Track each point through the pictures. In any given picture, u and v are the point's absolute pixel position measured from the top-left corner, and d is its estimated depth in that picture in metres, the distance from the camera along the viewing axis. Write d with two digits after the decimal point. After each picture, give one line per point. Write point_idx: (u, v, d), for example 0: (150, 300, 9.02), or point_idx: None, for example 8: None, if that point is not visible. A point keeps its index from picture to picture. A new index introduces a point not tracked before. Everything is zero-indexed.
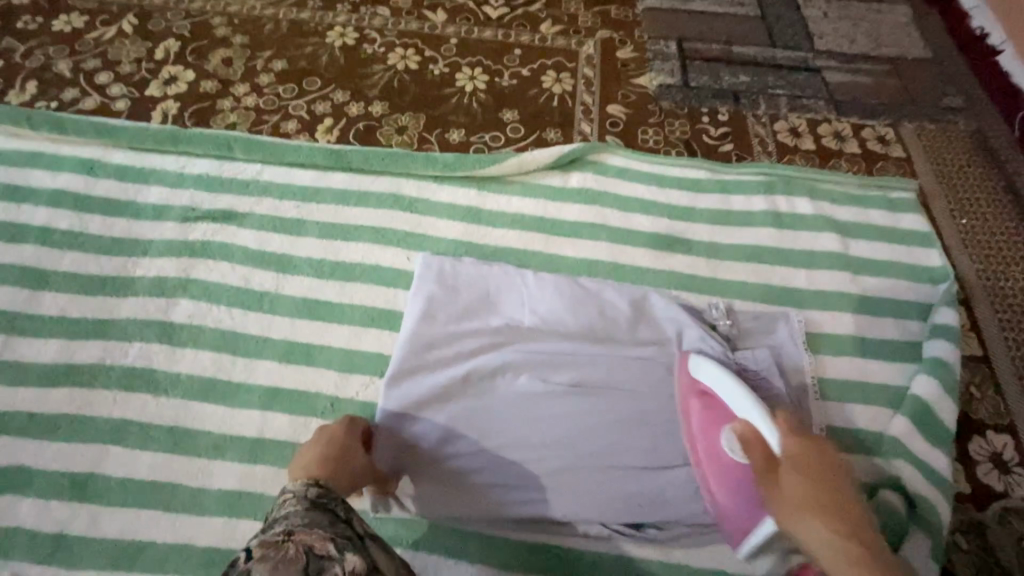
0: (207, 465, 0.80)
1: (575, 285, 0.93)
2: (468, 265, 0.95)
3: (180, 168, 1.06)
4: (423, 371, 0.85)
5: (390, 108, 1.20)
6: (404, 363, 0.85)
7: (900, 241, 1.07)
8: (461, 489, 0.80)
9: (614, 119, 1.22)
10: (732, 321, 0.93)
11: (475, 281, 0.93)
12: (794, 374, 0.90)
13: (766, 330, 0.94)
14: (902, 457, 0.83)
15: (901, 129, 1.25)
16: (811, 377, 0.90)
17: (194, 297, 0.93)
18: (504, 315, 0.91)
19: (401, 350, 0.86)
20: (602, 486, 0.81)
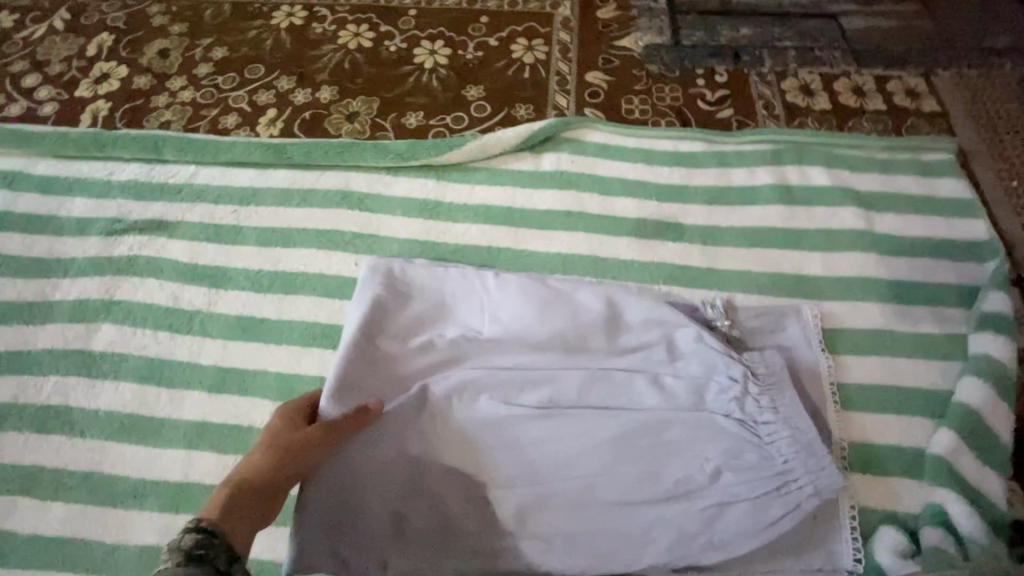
0: (126, 515, 0.70)
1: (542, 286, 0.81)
2: (419, 266, 0.83)
3: (107, 175, 0.96)
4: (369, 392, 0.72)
5: (340, 93, 1.07)
6: (345, 381, 0.70)
7: (936, 213, 0.90)
8: (416, 535, 0.69)
9: (594, 89, 1.07)
10: (733, 322, 0.78)
11: (430, 286, 0.81)
12: (810, 382, 0.75)
13: (774, 329, 0.78)
14: (944, 482, 0.68)
15: (935, 78, 1.06)
16: (830, 384, 0.75)
17: (117, 321, 0.83)
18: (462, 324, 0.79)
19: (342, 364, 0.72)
20: (582, 528, 0.68)
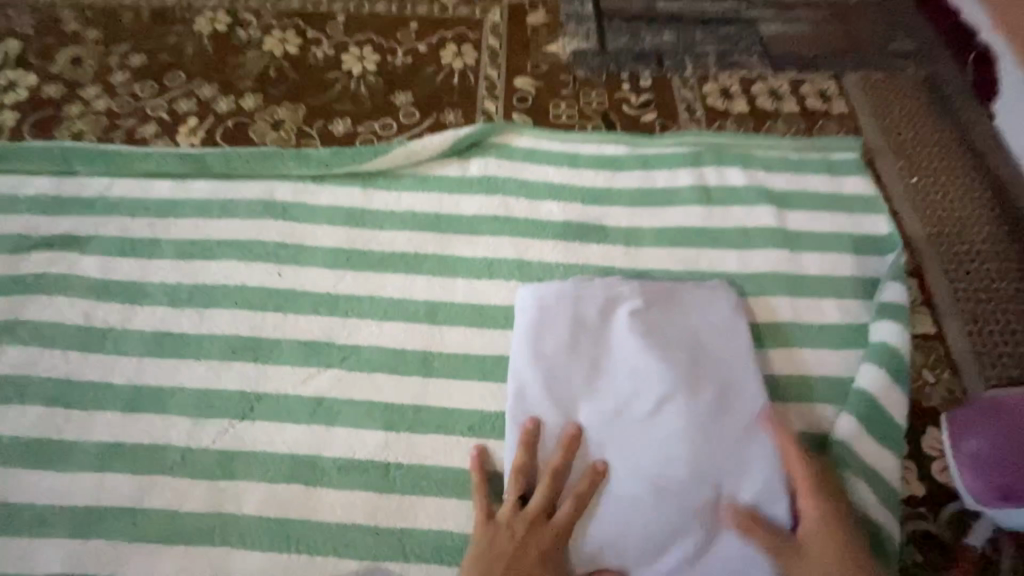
0: (31, 545, 0.67)
1: (689, 349, 0.75)
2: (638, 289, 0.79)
3: (13, 189, 0.92)
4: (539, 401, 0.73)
5: (265, 100, 1.05)
6: (524, 377, 0.74)
7: (842, 209, 0.95)
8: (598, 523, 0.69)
9: (522, 94, 1.08)
10: (664, 323, 0.77)
11: (658, 305, 0.78)
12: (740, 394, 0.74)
13: (712, 339, 0.77)
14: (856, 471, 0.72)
15: (844, 81, 1.12)
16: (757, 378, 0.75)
17: (22, 341, 0.79)
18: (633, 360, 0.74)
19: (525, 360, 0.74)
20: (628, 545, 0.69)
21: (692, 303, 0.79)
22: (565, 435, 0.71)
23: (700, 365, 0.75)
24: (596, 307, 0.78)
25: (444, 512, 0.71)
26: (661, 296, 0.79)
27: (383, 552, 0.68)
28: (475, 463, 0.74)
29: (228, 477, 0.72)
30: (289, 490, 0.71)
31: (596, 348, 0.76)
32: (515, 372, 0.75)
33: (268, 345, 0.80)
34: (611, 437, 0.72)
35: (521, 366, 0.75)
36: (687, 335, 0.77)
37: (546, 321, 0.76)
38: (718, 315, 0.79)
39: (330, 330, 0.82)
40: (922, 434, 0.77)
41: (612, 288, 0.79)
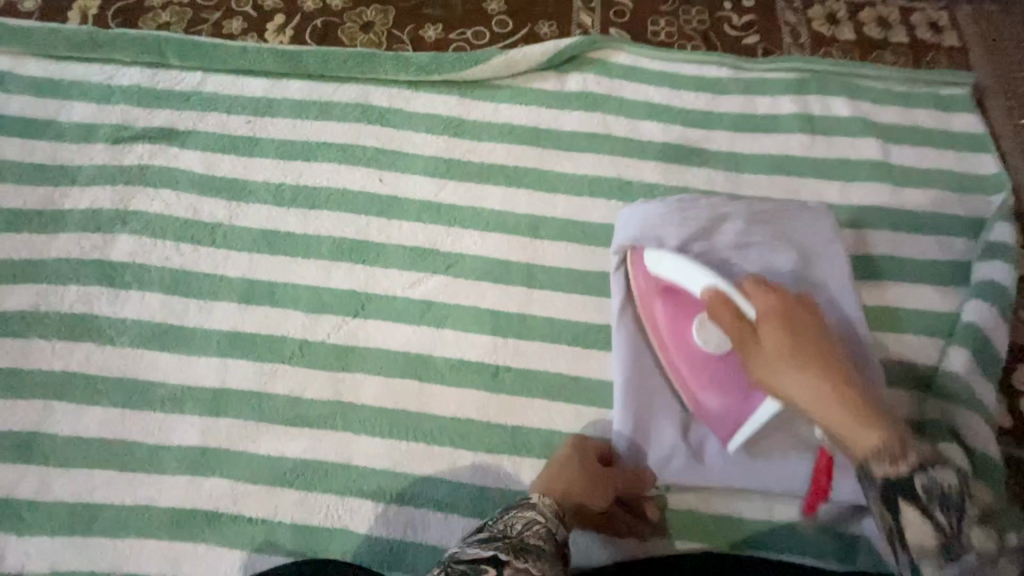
0: (165, 419, 0.71)
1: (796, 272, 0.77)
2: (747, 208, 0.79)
3: (107, 79, 0.90)
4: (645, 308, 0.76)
5: (352, 0, 1.01)
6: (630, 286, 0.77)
7: (949, 147, 0.92)
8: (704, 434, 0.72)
9: (619, 8, 1.03)
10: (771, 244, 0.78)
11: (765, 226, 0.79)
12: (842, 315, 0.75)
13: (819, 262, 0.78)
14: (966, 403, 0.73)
15: (957, 14, 1.06)
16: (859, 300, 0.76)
17: (135, 231, 0.81)
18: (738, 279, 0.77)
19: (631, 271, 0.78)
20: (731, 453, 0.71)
21: (800, 222, 0.80)
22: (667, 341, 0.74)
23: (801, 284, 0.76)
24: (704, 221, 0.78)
25: (553, 414, 0.74)
26: (770, 216, 0.79)
27: (495, 446, 0.72)
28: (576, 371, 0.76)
29: (345, 369, 0.74)
30: (404, 385, 0.74)
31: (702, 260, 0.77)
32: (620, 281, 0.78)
33: (375, 249, 0.81)
34: None
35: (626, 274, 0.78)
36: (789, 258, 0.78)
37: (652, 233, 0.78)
38: (826, 237, 0.79)
39: (434, 238, 0.83)
40: (1014, 369, 0.79)
41: (722, 203, 0.79)
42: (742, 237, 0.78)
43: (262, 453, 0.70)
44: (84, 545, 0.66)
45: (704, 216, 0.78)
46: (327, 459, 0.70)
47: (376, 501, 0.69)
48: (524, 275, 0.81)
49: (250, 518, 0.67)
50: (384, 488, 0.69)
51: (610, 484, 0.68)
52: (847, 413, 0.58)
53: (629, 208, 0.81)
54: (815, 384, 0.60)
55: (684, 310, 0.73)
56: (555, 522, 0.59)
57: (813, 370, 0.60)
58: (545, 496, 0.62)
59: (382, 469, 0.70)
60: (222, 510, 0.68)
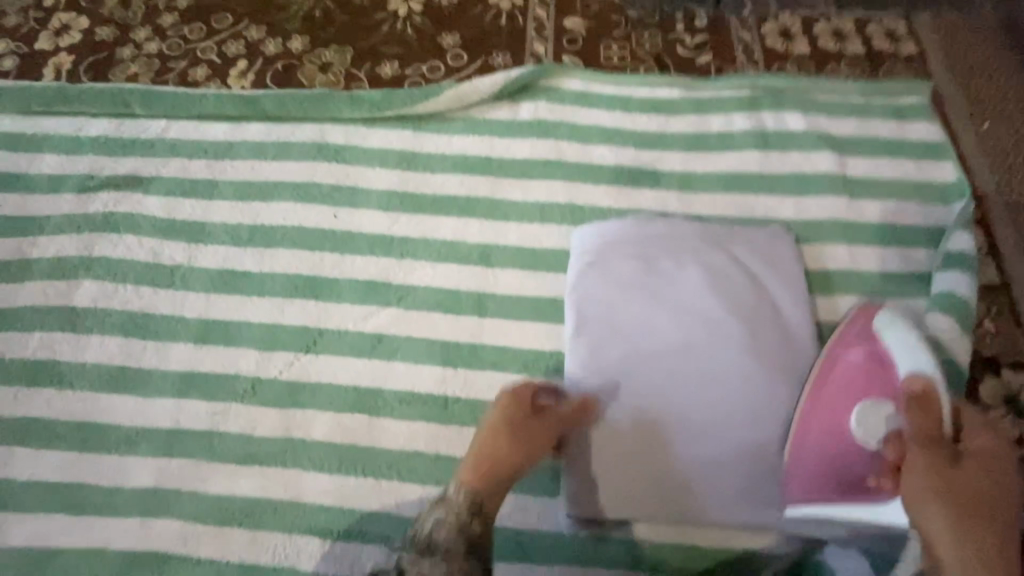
0: (119, 461, 0.72)
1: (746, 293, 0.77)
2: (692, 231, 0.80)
3: (77, 131, 0.94)
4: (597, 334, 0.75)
5: (312, 43, 1.04)
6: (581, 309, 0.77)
7: (907, 156, 0.91)
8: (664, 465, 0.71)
9: (572, 36, 1.05)
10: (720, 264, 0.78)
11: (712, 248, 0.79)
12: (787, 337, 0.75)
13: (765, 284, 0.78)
14: None
15: (914, 22, 1.06)
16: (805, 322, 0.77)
17: (98, 276, 0.83)
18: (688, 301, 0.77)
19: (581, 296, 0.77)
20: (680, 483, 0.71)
21: (748, 247, 0.80)
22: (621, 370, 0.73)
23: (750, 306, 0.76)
24: (649, 246, 0.79)
25: None
26: (714, 237, 0.80)
27: (444, 478, 0.72)
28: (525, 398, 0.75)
29: (296, 405, 0.75)
30: (354, 419, 0.74)
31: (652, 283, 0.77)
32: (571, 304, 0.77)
33: (327, 284, 0.83)
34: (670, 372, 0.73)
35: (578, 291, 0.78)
36: (742, 278, 0.77)
37: (599, 256, 0.79)
38: (774, 258, 0.79)
39: (386, 270, 0.84)
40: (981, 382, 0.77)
41: (666, 228, 0.81)
42: (694, 258, 0.78)
43: (213, 493, 0.71)
44: None
45: (653, 238, 0.80)
46: (277, 497, 0.70)
47: (323, 539, 0.69)
48: (474, 304, 0.81)
49: (199, 560, 0.68)
50: (332, 525, 0.69)
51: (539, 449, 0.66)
52: (964, 523, 0.54)
53: (582, 234, 0.82)
54: (954, 522, 0.54)
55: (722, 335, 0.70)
56: (468, 516, 0.61)
57: (970, 521, 0.54)
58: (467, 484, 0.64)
59: (330, 506, 0.70)
60: (172, 552, 0.68)
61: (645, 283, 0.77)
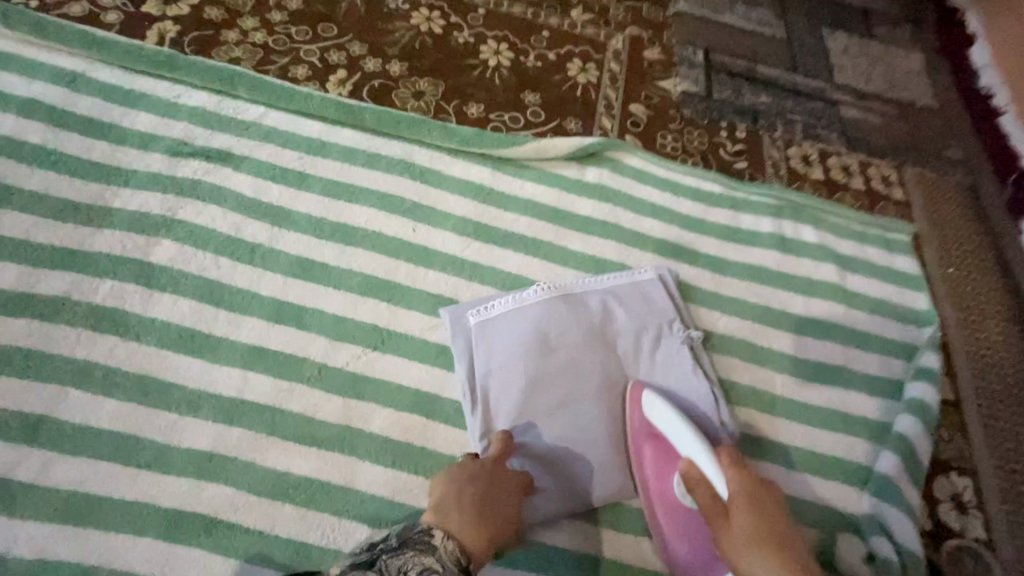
0: (178, 421, 0.74)
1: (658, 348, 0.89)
2: (639, 288, 0.93)
3: (175, 97, 0.98)
4: (563, 332, 0.86)
5: (409, 70, 1.14)
6: (559, 308, 0.87)
7: (893, 281, 1.10)
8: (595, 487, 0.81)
9: (635, 119, 1.20)
10: (661, 331, 0.91)
11: (648, 309, 0.92)
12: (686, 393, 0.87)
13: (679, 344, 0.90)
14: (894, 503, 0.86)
15: (903, 173, 1.28)
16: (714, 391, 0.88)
17: (178, 238, 0.86)
18: (622, 327, 0.89)
19: (563, 298, 0.88)
20: None
21: (666, 304, 0.93)
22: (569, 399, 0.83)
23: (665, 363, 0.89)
24: (623, 280, 0.94)
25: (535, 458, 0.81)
26: (656, 308, 0.92)
27: None
28: (494, 400, 0.82)
29: (359, 397, 0.80)
30: (411, 419, 0.80)
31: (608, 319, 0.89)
32: (551, 310, 0.87)
33: (400, 290, 0.89)
34: (599, 393, 0.84)
35: (541, 312, 0.87)
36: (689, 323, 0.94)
37: (579, 279, 0.94)
38: (670, 315, 0.92)
39: (455, 288, 0.91)
40: (935, 480, 0.93)
41: (633, 276, 0.95)
42: (633, 311, 0.91)
43: (268, 467, 0.73)
44: (73, 537, 0.66)
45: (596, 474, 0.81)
46: (330, 480, 0.74)
47: (372, 528, 0.73)
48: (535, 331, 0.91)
49: (246, 530, 0.70)
50: (381, 516, 0.73)
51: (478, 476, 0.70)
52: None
53: (583, 253, 1.00)
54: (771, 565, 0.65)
55: (665, 464, 0.80)
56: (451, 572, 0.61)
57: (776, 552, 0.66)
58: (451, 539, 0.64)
59: (381, 498, 0.74)
60: (220, 518, 0.70)
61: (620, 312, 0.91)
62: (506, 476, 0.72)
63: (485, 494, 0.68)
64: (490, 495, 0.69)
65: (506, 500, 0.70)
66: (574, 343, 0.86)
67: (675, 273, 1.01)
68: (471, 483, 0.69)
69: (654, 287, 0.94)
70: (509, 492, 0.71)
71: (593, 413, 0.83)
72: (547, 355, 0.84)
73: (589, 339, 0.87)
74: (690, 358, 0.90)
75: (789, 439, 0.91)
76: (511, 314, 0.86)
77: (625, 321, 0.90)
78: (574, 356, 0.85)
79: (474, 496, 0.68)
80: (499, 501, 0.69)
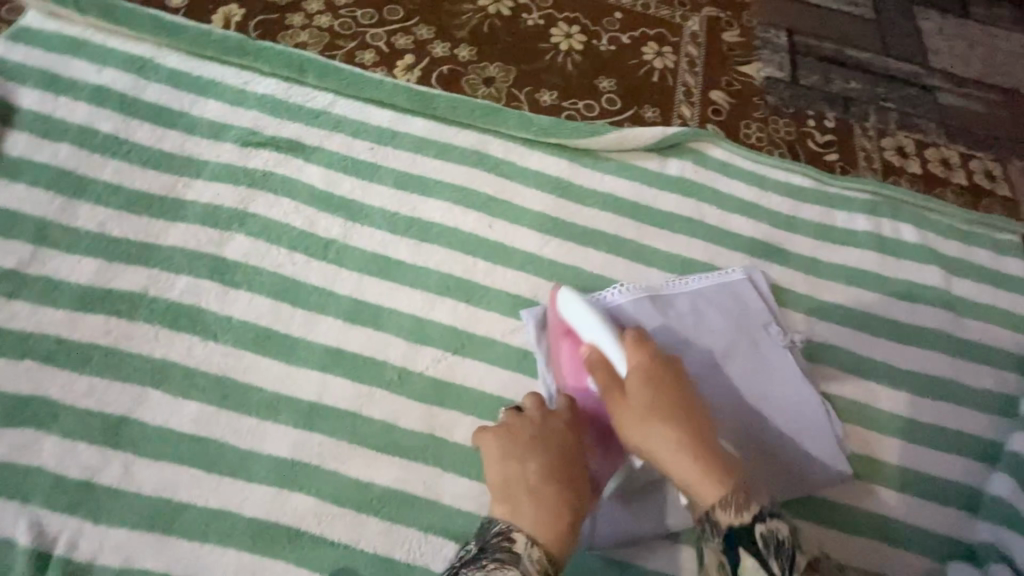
0: (258, 425, 0.71)
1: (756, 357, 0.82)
2: (732, 291, 0.86)
3: (243, 84, 0.94)
4: (654, 340, 0.80)
5: (478, 55, 1.08)
6: (648, 314, 0.82)
7: (1003, 287, 1.00)
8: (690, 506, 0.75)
9: (716, 107, 1.12)
10: (759, 339, 0.83)
11: (743, 315, 0.85)
12: (788, 408, 0.81)
13: (779, 353, 0.83)
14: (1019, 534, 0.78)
15: (1009, 167, 1.17)
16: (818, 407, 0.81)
17: (251, 233, 0.83)
18: (716, 334, 0.82)
19: (652, 303, 0.82)
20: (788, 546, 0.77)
21: (762, 310, 0.86)
22: None
23: (765, 375, 0.82)
24: (714, 283, 0.87)
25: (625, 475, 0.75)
26: (752, 313, 0.85)
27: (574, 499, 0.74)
28: None
29: (441, 404, 0.75)
30: None
31: (701, 325, 0.83)
32: (640, 317, 0.81)
33: (478, 290, 0.84)
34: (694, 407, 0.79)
35: (629, 318, 0.81)
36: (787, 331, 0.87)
37: (667, 281, 0.87)
38: (768, 321, 0.85)
39: (536, 289, 0.86)
40: None
41: (726, 278, 0.87)
42: (727, 318, 0.84)
43: (351, 477, 0.70)
44: (159, 545, 0.64)
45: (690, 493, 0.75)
46: (415, 492, 0.70)
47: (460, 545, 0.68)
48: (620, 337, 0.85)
49: (331, 543, 0.67)
50: (469, 532, 0.69)
51: (536, 457, 0.64)
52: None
53: (669, 252, 0.93)
54: (681, 447, 0.62)
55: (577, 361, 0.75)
56: None
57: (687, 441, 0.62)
58: (532, 543, 0.58)
59: (468, 514, 0.70)
60: (303, 530, 0.67)
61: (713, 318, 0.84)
62: (568, 451, 0.65)
63: (548, 478, 0.62)
64: (557, 482, 0.62)
65: (573, 483, 0.63)
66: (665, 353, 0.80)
67: (766, 275, 0.94)
68: (533, 468, 0.63)
69: (748, 290, 0.87)
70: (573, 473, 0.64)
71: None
72: None
73: (681, 348, 0.81)
74: (791, 369, 0.82)
75: (897, 459, 0.84)
76: None
77: (719, 328, 0.83)
78: None
79: (534, 483, 0.62)
80: (566, 482, 0.62)
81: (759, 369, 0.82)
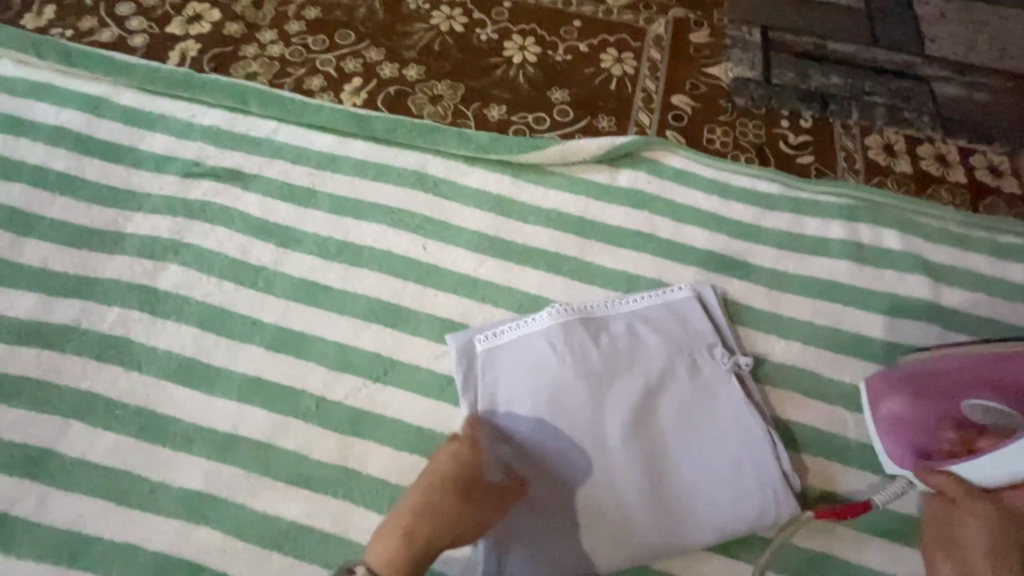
0: (172, 456, 0.71)
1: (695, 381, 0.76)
2: (672, 310, 0.81)
3: (190, 117, 0.96)
4: (580, 363, 0.75)
5: (426, 74, 1.07)
6: (576, 335, 0.77)
7: (1001, 297, 0.90)
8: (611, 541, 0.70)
9: (677, 113, 1.07)
10: (700, 361, 0.77)
11: (683, 336, 0.79)
12: (729, 435, 0.74)
13: (721, 376, 0.77)
14: None
15: (1018, 160, 1.05)
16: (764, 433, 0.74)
17: (184, 263, 0.84)
18: (651, 356, 0.77)
19: (581, 324, 0.78)
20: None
21: (706, 329, 0.79)
22: (583, 440, 0.72)
23: (704, 399, 0.75)
24: (654, 301, 0.81)
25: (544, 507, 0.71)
26: (694, 333, 0.79)
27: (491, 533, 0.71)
28: (499, 441, 0.73)
29: (356, 434, 0.74)
30: (412, 462, 0.73)
31: (635, 347, 0.77)
32: (566, 338, 0.76)
33: (406, 315, 0.82)
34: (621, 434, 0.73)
35: (554, 341, 0.76)
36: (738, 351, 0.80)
37: (604, 301, 0.82)
38: (711, 341, 0.79)
39: (467, 312, 0.83)
40: None
41: (667, 296, 0.82)
42: (665, 338, 0.78)
43: (259, 511, 0.69)
44: None
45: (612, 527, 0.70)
46: (322, 526, 0.69)
47: None
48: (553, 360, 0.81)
49: None
50: None
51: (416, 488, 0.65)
52: None
53: (613, 269, 0.88)
54: None
55: None
56: None
57: None
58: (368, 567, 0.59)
59: None
60: (207, 564, 0.66)
61: (649, 339, 0.78)
62: (438, 482, 0.64)
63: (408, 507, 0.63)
64: (428, 503, 0.62)
65: (445, 502, 0.62)
66: (592, 376, 0.75)
67: (719, 290, 0.87)
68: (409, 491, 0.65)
69: (693, 309, 0.81)
70: (449, 492, 0.63)
71: (616, 456, 0.72)
72: (560, 390, 0.74)
73: (611, 372, 0.75)
74: (736, 394, 0.76)
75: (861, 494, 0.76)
76: (520, 343, 0.77)
77: (654, 349, 0.77)
78: (592, 390, 0.74)
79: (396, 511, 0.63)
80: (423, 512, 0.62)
81: (697, 393, 0.76)
